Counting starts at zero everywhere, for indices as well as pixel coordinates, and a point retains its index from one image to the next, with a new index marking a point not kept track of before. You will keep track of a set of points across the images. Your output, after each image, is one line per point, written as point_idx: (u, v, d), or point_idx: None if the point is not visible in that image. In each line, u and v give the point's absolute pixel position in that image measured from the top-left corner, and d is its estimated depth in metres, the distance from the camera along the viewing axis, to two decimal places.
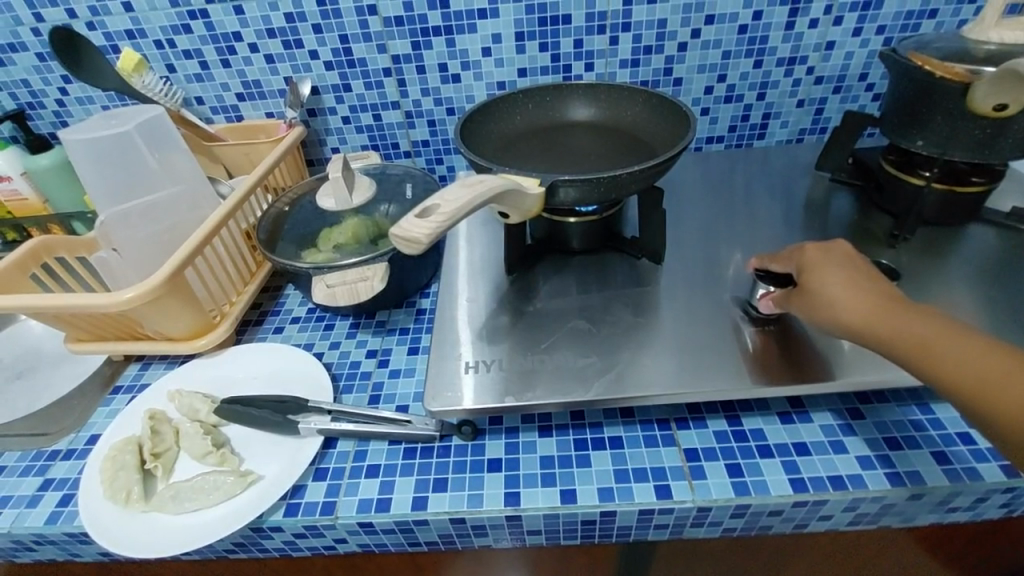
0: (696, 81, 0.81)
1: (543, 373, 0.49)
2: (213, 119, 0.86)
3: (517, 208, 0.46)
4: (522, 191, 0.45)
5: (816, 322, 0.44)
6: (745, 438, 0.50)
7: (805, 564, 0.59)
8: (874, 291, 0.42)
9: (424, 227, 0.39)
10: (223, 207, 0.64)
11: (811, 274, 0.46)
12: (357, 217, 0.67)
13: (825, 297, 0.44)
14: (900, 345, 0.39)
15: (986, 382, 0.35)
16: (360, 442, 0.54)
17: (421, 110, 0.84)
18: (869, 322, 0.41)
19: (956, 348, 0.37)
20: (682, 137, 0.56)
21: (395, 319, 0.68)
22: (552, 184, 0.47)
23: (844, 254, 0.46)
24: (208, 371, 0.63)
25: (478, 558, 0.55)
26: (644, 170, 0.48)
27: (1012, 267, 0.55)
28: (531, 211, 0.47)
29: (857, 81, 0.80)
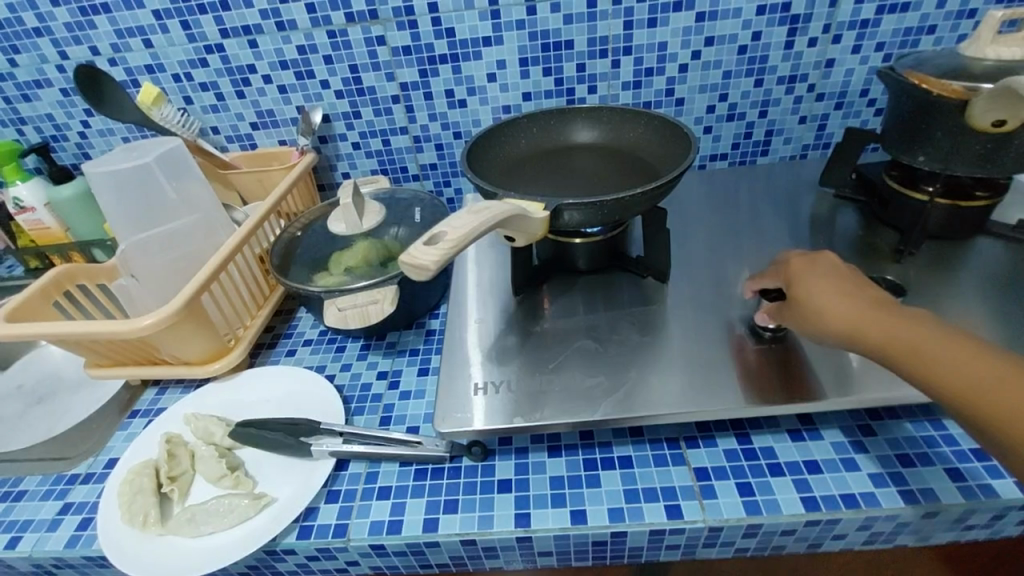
0: (698, 101, 0.82)
1: (552, 393, 0.50)
2: (228, 147, 0.89)
3: (523, 231, 0.47)
4: (526, 215, 0.46)
5: (811, 333, 0.45)
6: (755, 456, 0.50)
7: None
8: (864, 300, 0.43)
9: (433, 254, 0.40)
10: (238, 234, 0.66)
11: (800, 285, 0.47)
12: (367, 240, 0.69)
13: (816, 307, 0.45)
14: (893, 352, 0.40)
15: (978, 385, 0.36)
16: (372, 464, 0.55)
17: (429, 135, 0.86)
18: (862, 329, 0.42)
19: (946, 353, 0.38)
20: (685, 157, 0.57)
21: (405, 340, 0.69)
22: (557, 207, 0.48)
23: (829, 263, 0.48)
24: (222, 394, 0.64)
25: None
26: (647, 193, 0.49)
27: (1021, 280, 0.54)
28: (537, 234, 0.48)
29: (859, 96, 0.81)
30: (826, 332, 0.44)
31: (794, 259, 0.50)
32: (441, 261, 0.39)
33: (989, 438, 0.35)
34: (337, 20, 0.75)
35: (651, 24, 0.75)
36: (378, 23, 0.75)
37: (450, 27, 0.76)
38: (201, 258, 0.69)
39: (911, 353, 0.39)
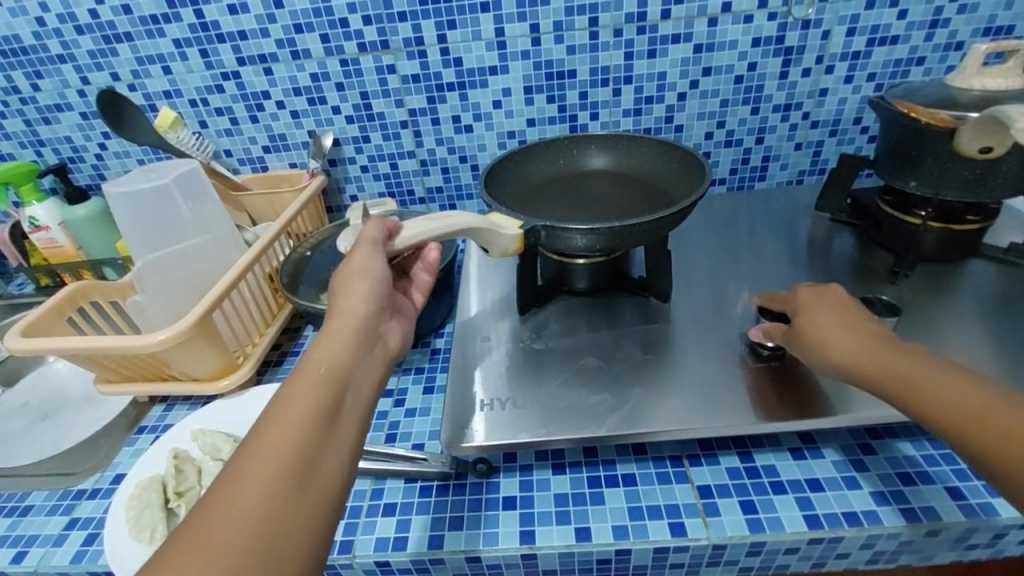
0: (697, 128, 0.85)
1: (557, 409, 0.50)
2: (240, 169, 0.91)
3: (493, 245, 0.49)
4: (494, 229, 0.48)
5: (812, 363, 0.47)
6: (757, 474, 0.51)
7: None
8: (863, 333, 0.45)
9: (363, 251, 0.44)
10: (250, 253, 0.67)
11: (805, 316, 0.49)
12: None
13: (815, 339, 0.46)
14: (888, 382, 0.41)
15: (968, 411, 0.36)
16: (377, 480, 0.55)
17: (436, 159, 0.88)
18: (858, 361, 0.43)
19: (937, 381, 0.38)
20: (700, 185, 0.56)
21: (411, 359, 0.70)
22: (533, 227, 0.50)
23: (835, 297, 0.49)
24: (229, 410, 0.65)
25: None
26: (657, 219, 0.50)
27: (1015, 302, 0.56)
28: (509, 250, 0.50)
29: (852, 124, 0.83)
30: (825, 363, 0.45)
31: (802, 291, 0.51)
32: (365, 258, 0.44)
33: (986, 469, 0.35)
34: (350, 50, 0.79)
35: (651, 55, 0.78)
36: (389, 52, 0.79)
37: (458, 56, 0.79)
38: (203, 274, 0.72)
39: (903, 382, 0.40)
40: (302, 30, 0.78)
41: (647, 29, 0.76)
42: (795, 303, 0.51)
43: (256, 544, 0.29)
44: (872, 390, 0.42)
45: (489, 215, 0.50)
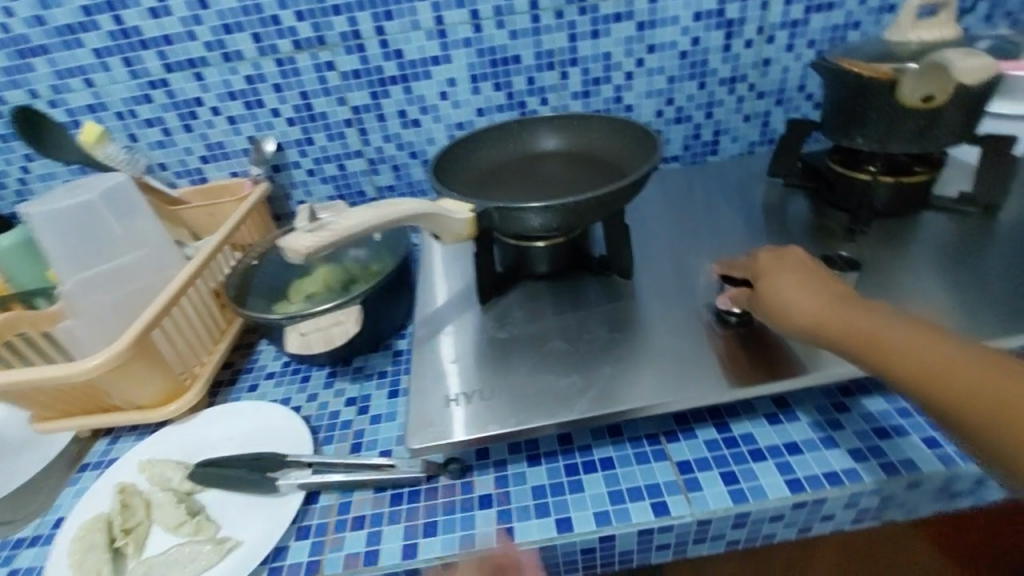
0: (647, 107, 0.84)
1: (525, 398, 0.48)
2: (178, 183, 0.86)
3: (444, 231, 0.47)
4: (444, 214, 0.46)
5: (777, 326, 0.46)
6: (736, 444, 0.49)
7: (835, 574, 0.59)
8: (827, 293, 0.44)
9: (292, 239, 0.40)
10: (189, 268, 0.63)
11: (767, 279, 0.48)
12: (327, 266, 0.70)
13: (779, 303, 0.46)
14: (855, 342, 0.41)
15: (936, 371, 0.37)
16: (344, 493, 0.52)
17: (385, 156, 0.85)
18: (826, 323, 0.43)
19: (904, 341, 0.39)
20: (652, 156, 0.55)
21: (373, 363, 0.66)
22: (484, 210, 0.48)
23: (794, 258, 0.49)
24: (179, 436, 0.60)
25: None
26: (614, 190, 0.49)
27: (967, 249, 0.56)
28: (462, 234, 0.48)
29: (797, 92, 0.84)
30: (792, 327, 0.45)
31: (762, 255, 0.51)
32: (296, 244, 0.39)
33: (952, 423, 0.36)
34: (285, 48, 0.75)
35: (594, 35, 0.77)
36: (326, 48, 0.75)
37: (398, 48, 0.76)
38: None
39: (871, 342, 0.40)
40: (231, 31, 0.73)
41: (588, 8, 0.75)
42: (755, 267, 0.50)
43: None
44: (840, 351, 0.42)
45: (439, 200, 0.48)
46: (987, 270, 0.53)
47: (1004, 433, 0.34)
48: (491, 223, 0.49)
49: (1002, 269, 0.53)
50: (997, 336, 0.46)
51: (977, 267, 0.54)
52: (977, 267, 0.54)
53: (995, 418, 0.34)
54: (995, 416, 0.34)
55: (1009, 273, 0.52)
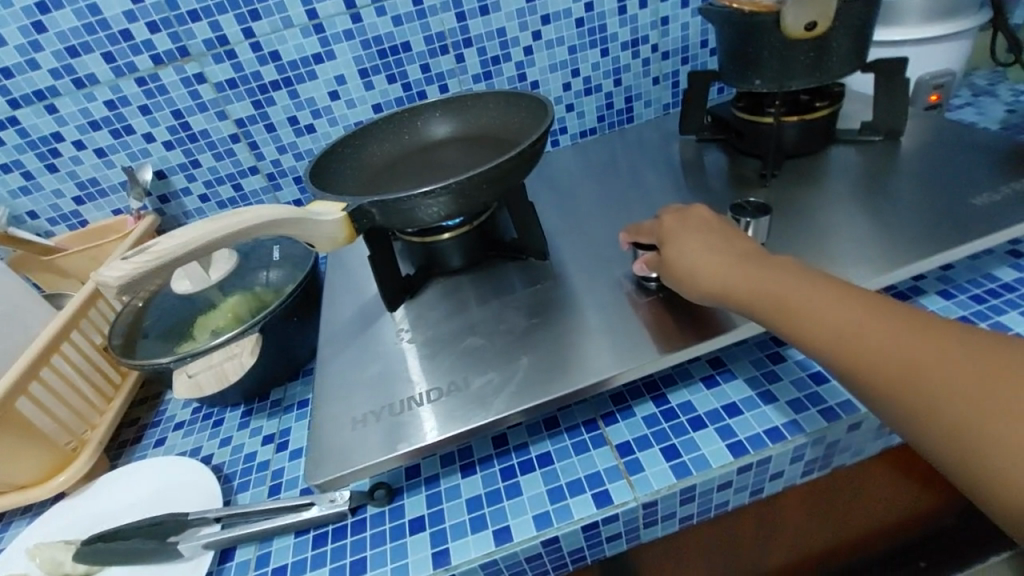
0: (552, 81, 0.81)
1: (437, 406, 0.43)
2: (54, 230, 0.77)
3: (317, 237, 0.41)
4: (312, 218, 0.41)
5: (686, 291, 0.43)
6: (675, 415, 0.47)
7: (798, 520, 0.58)
8: (735, 254, 0.42)
9: (119, 269, 0.33)
10: (56, 321, 0.56)
11: (673, 244, 0.45)
12: (236, 294, 0.60)
13: (689, 267, 0.43)
14: (763, 304, 0.38)
15: (845, 329, 0.34)
16: (263, 544, 0.46)
17: (284, 169, 0.79)
18: (735, 286, 0.40)
19: (812, 300, 0.36)
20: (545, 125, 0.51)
21: (292, 394, 0.61)
22: (360, 207, 0.43)
23: (699, 219, 0.46)
24: (73, 512, 0.53)
25: None
26: (506, 160, 0.44)
27: (877, 178, 0.55)
28: (340, 239, 0.42)
29: (700, 48, 0.83)
30: (703, 293, 0.42)
31: (667, 218, 0.48)
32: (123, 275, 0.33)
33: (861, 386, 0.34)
34: (144, 65, 0.68)
35: (484, 12, 0.73)
36: (191, 60, 0.69)
37: (273, 50, 0.70)
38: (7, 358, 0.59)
39: (781, 303, 0.38)
40: (77, 53, 0.66)
41: None
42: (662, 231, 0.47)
43: None
44: (751, 313, 0.39)
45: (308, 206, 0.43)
46: (899, 195, 0.52)
47: (912, 396, 0.31)
48: (371, 222, 0.44)
49: (913, 192, 0.52)
50: (916, 258, 0.45)
51: (889, 194, 0.53)
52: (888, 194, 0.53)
53: (903, 381, 0.32)
54: (902, 378, 0.32)
55: (920, 195, 0.52)
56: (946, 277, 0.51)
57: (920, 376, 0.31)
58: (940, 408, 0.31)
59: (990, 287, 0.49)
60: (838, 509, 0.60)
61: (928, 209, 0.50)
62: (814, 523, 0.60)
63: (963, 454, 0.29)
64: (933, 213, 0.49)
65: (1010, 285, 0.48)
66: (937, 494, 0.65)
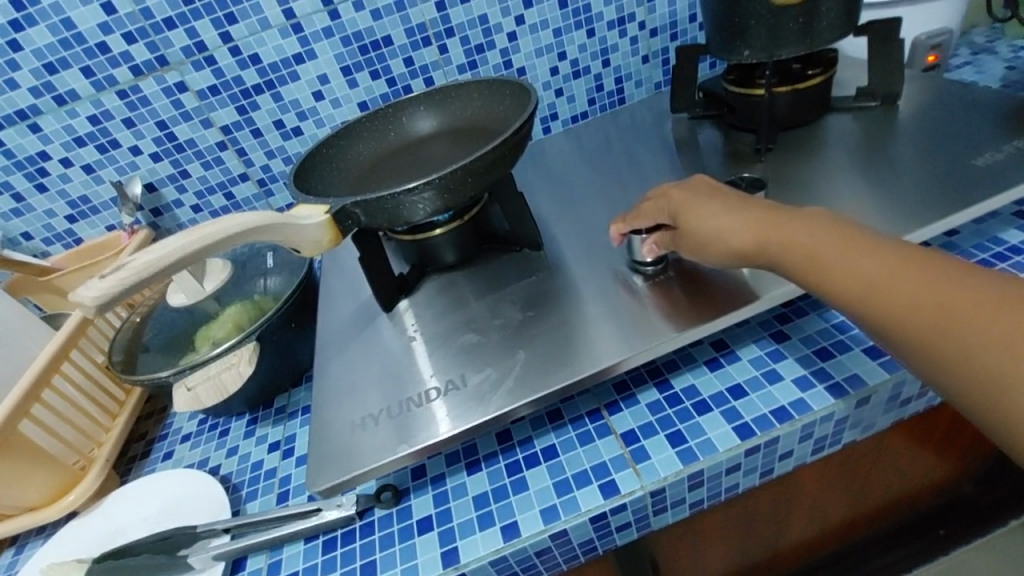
0: (539, 66, 0.79)
1: (436, 405, 0.43)
2: (50, 251, 0.77)
3: (301, 242, 0.40)
4: (294, 222, 0.39)
5: (707, 260, 0.43)
6: (679, 400, 0.46)
7: (813, 495, 0.57)
8: (757, 211, 0.41)
9: (100, 288, 0.33)
10: (54, 342, 0.56)
11: (686, 211, 0.44)
12: (235, 304, 0.60)
13: (708, 232, 0.42)
14: (791, 260, 0.38)
15: (876, 278, 0.33)
16: (273, 552, 0.46)
17: (274, 174, 0.78)
18: (760, 245, 0.39)
19: (841, 250, 0.35)
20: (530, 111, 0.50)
21: (296, 400, 0.60)
22: (345, 208, 0.42)
23: (709, 186, 0.45)
24: (84, 532, 0.53)
25: None
26: (489, 150, 0.43)
27: (876, 144, 0.54)
28: (325, 242, 0.41)
29: (688, 23, 0.81)
30: (723, 253, 0.41)
31: (671, 191, 0.46)
32: (104, 292, 0.32)
33: (891, 336, 0.33)
34: (123, 78, 0.67)
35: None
36: (171, 69, 0.68)
37: (253, 53, 0.69)
38: (10, 381, 0.59)
39: (808, 256, 0.37)
40: (56, 69, 0.65)
41: None
42: (667, 203, 0.46)
43: None
44: (779, 270, 0.39)
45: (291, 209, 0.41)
46: (900, 161, 0.51)
47: (945, 343, 0.30)
48: (356, 224, 0.43)
49: (914, 156, 0.51)
50: (922, 224, 0.44)
51: (890, 160, 0.51)
52: (889, 161, 0.51)
53: (936, 328, 0.31)
54: (933, 325, 0.31)
55: (921, 158, 0.50)
56: (953, 243, 0.49)
57: (952, 321, 0.30)
58: (972, 354, 0.29)
59: (998, 250, 0.47)
60: (853, 482, 0.59)
61: (930, 172, 0.48)
62: (829, 496, 0.59)
63: (990, 403, 0.29)
64: (937, 177, 0.47)
65: (1018, 246, 0.47)
66: (953, 461, 0.64)
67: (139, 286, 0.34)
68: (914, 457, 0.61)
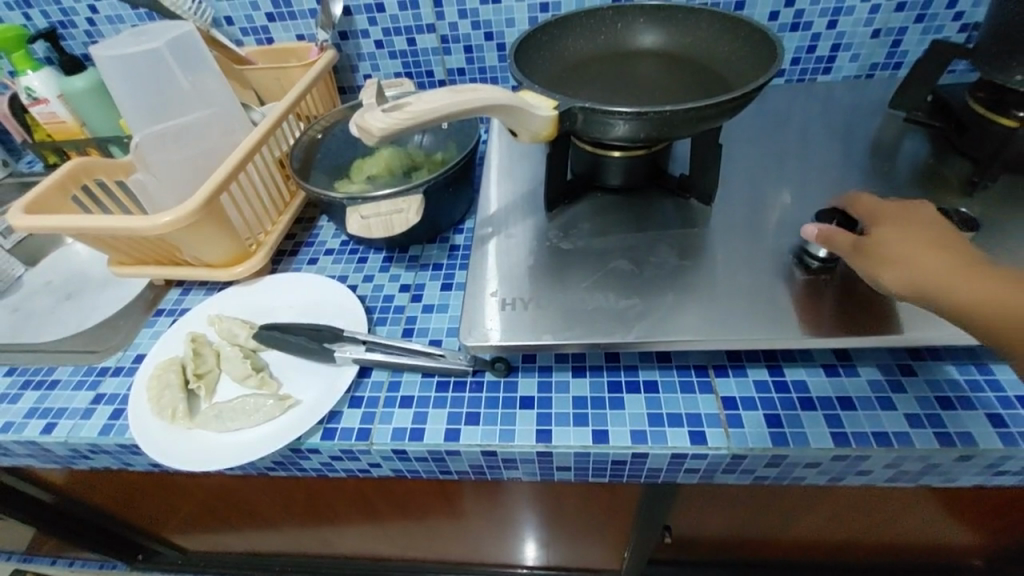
0: (761, 6, 0.72)
1: (579, 313, 0.47)
2: (244, 41, 0.82)
3: (522, 127, 0.43)
4: (526, 109, 0.42)
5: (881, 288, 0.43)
6: (787, 389, 0.49)
7: (837, 503, 0.64)
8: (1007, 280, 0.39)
9: (385, 121, 0.38)
10: (255, 132, 0.61)
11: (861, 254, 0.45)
12: (391, 148, 0.68)
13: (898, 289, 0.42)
14: None
15: None
16: (394, 373, 0.54)
17: (458, 35, 0.78)
18: None
19: None
20: (765, 71, 0.48)
21: (429, 254, 0.67)
22: (570, 110, 0.43)
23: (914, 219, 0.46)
24: (243, 299, 0.63)
25: (480, 487, 0.64)
26: (731, 100, 0.42)
27: (877, 245, 0.44)
28: (541, 134, 0.44)
29: (945, 8, 0.70)
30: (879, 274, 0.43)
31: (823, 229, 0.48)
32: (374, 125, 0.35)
33: None
34: None
35: None
36: None
37: None
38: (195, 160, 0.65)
39: None
40: None
41: None
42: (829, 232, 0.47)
43: None
44: None
45: (520, 93, 0.44)
46: (902, 253, 0.42)
47: None
48: (571, 126, 0.45)
49: (942, 241, 0.43)
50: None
51: (892, 266, 0.43)
52: (899, 270, 0.42)
53: None
54: None
55: (942, 243, 0.42)
56: None
57: None
58: None
59: None
60: (878, 509, 0.64)
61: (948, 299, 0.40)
62: (847, 510, 0.65)
63: None
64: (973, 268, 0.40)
65: None
66: (976, 527, 0.69)
67: (408, 129, 0.39)
68: (939, 513, 0.66)
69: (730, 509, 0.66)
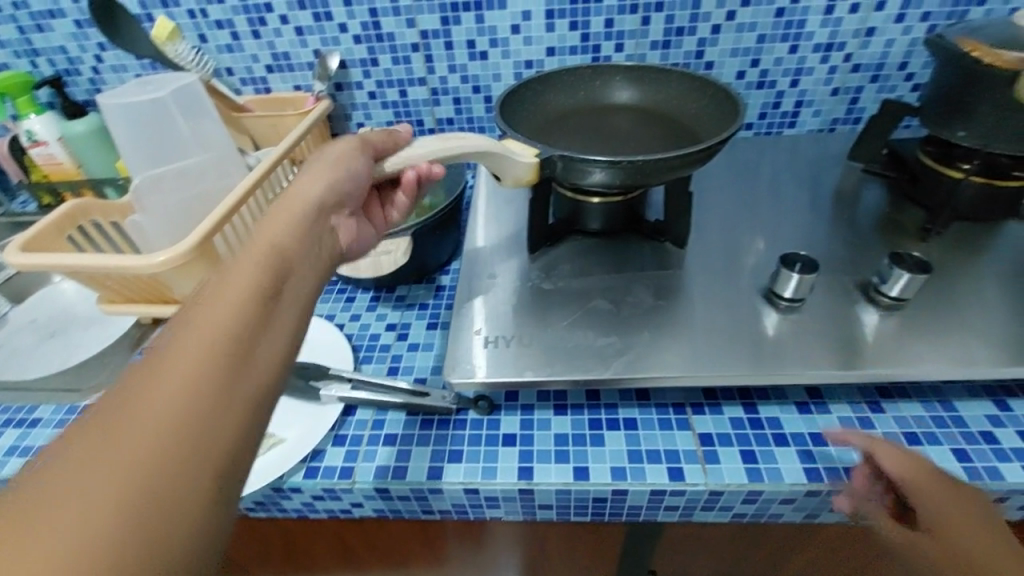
0: (729, 66, 0.78)
1: (561, 351, 0.49)
2: (243, 90, 0.86)
3: (507, 171, 0.47)
4: (509, 154, 0.46)
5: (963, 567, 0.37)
6: (761, 426, 0.50)
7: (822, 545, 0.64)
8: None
9: None
10: (251, 176, 0.64)
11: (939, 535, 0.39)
12: None
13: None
14: None
15: None
16: (379, 411, 0.55)
17: (448, 88, 0.82)
18: None
19: None
20: (730, 125, 0.52)
21: (415, 294, 0.69)
22: (549, 157, 0.47)
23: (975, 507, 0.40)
24: None
25: (463, 533, 0.63)
26: (699, 151, 0.45)
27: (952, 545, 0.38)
28: (525, 180, 0.47)
29: (897, 69, 0.76)
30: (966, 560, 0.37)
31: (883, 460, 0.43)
32: None
33: None
34: None
35: None
36: None
37: None
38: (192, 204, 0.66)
39: None
40: None
41: None
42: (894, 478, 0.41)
43: (174, 451, 0.23)
44: None
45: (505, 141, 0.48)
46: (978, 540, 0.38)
47: None
48: (551, 172, 0.48)
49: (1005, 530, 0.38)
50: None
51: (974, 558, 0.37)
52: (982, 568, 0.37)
53: None
54: None
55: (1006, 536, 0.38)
56: None
57: None
58: None
59: None
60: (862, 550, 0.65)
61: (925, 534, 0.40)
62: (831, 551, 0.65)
63: None
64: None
65: None
66: None
67: None
68: None
69: (716, 552, 0.66)
